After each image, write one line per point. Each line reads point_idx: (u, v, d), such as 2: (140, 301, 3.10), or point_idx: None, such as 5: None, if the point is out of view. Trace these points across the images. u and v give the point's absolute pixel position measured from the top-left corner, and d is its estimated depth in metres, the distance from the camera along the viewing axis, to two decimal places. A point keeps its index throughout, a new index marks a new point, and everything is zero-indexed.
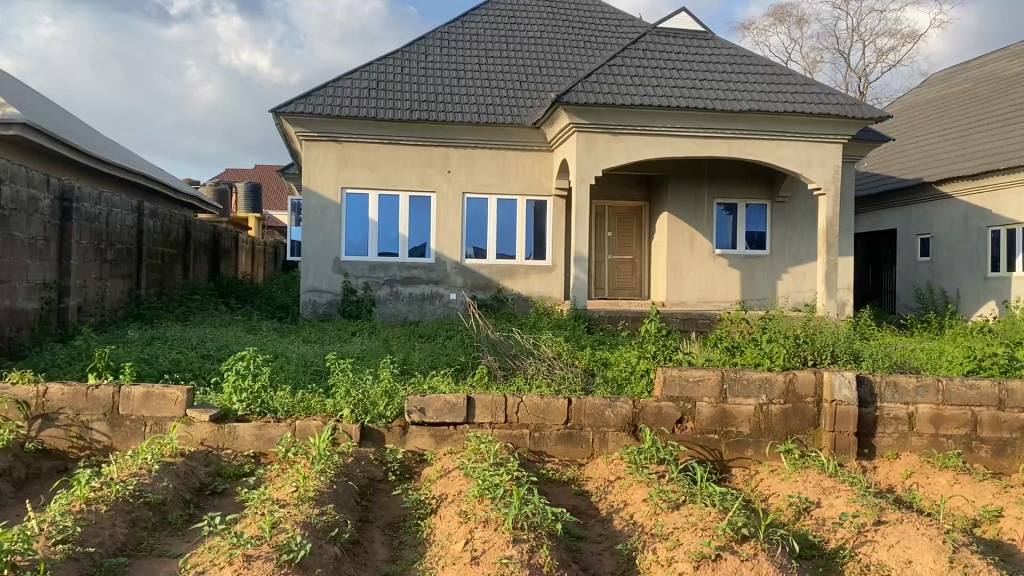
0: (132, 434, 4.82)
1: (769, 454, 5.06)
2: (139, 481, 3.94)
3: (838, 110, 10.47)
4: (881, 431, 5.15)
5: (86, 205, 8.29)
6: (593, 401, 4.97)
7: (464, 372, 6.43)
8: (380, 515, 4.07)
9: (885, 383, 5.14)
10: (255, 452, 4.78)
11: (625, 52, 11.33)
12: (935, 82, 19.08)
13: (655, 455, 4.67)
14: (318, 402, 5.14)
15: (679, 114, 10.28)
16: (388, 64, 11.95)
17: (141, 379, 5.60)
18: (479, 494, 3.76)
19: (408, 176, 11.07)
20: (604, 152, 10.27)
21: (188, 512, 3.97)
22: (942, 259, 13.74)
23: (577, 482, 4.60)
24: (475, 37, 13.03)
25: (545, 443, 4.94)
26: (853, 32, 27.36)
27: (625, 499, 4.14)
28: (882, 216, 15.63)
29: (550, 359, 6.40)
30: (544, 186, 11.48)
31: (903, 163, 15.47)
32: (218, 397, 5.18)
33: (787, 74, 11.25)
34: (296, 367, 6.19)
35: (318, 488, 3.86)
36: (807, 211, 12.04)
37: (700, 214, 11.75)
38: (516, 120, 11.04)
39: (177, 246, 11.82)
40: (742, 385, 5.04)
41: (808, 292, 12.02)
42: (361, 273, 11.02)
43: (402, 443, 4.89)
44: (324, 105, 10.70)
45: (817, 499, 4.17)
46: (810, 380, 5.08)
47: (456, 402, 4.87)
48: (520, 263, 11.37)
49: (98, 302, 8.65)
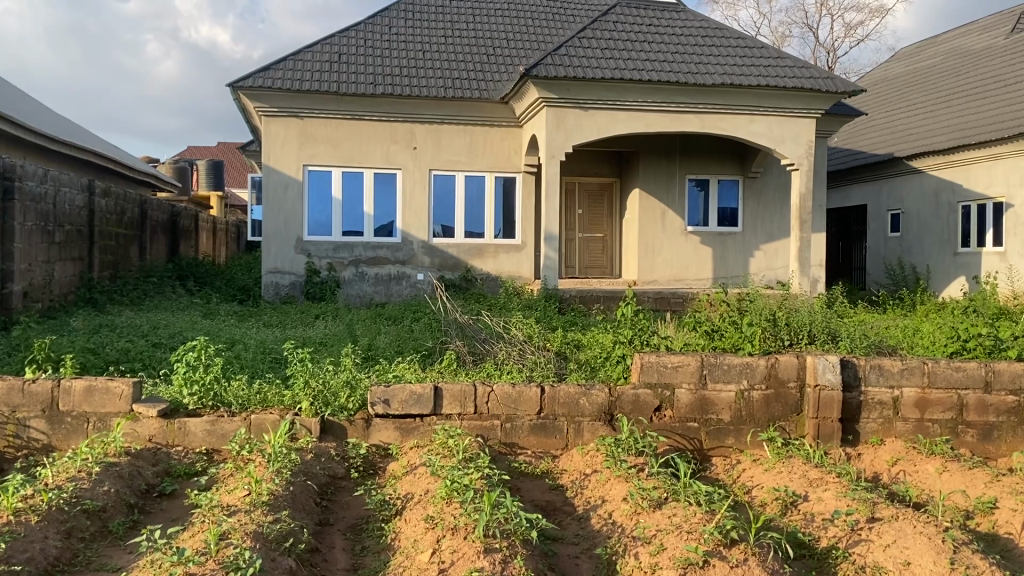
0: (74, 431, 4.48)
1: (751, 442, 4.85)
2: (77, 487, 3.62)
3: (812, 83, 10.26)
4: (865, 417, 4.96)
5: (30, 184, 7.84)
6: (568, 388, 4.71)
7: (431, 358, 6.15)
8: (340, 517, 3.79)
9: (869, 366, 4.95)
10: (208, 449, 4.47)
11: (595, 24, 11.01)
12: (902, 57, 19.03)
13: (632, 446, 4.41)
14: (275, 394, 4.84)
15: (651, 88, 10.01)
16: (350, 37, 11.51)
17: (85, 371, 5.24)
18: (447, 496, 3.48)
19: (372, 152, 10.70)
20: (575, 128, 9.97)
21: (132, 518, 3.65)
22: (913, 234, 13.65)
23: (551, 475, 4.37)
24: (440, 8, 12.62)
25: (516, 433, 4.68)
26: (822, 5, 27.12)
27: (602, 495, 3.90)
28: (851, 191, 15.52)
29: (521, 344, 6.17)
30: (513, 163, 11.17)
31: (873, 137, 15.38)
32: (168, 390, 4.85)
33: (759, 47, 11.01)
34: (253, 354, 5.88)
35: (272, 491, 3.57)
36: (779, 187, 11.85)
37: (672, 191, 11.51)
38: (484, 94, 10.70)
39: (133, 227, 11.37)
40: (722, 370, 4.82)
41: (780, 270, 11.89)
42: (325, 253, 10.66)
43: (366, 437, 4.61)
44: (283, 79, 10.28)
45: (804, 492, 3.96)
46: (792, 364, 4.86)
47: (423, 393, 4.60)
48: (489, 242, 11.07)
49: (45, 287, 8.22)
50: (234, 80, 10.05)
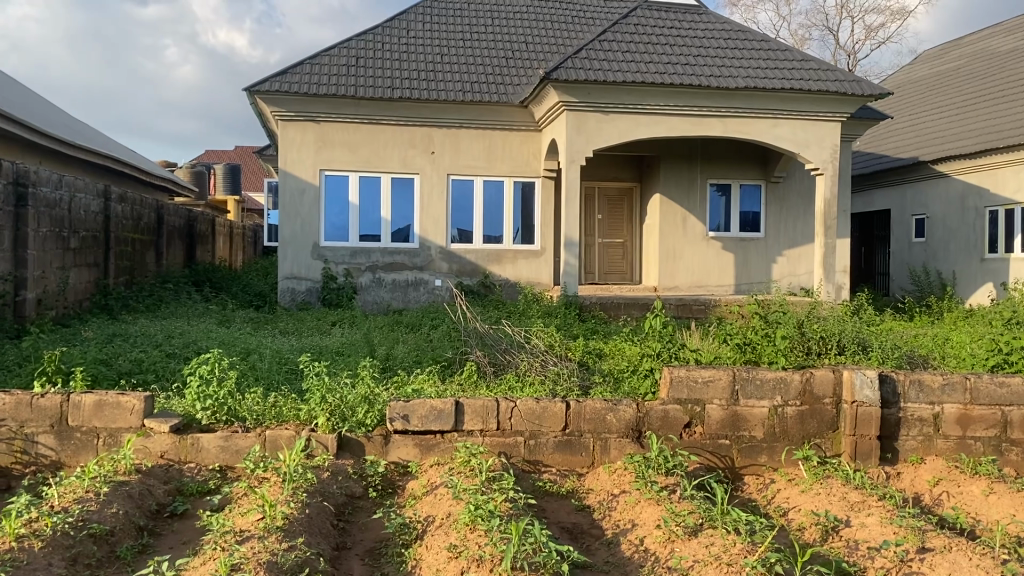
0: (83, 448, 4.34)
1: (785, 460, 4.65)
2: (84, 509, 3.46)
3: (837, 86, 10.03)
4: (904, 434, 4.74)
5: (44, 190, 7.74)
6: (594, 404, 4.53)
7: (451, 369, 5.98)
8: (358, 540, 3.63)
9: (909, 382, 4.75)
10: (221, 466, 4.32)
11: (615, 26, 10.83)
12: (926, 59, 18.71)
13: (662, 466, 4.21)
14: (291, 409, 4.69)
15: (673, 91, 9.81)
16: (367, 40, 11.39)
17: (96, 384, 5.11)
18: (471, 521, 3.32)
19: (389, 157, 10.56)
20: (595, 132, 9.79)
21: (141, 542, 3.50)
22: (939, 239, 13.37)
23: (577, 495, 4.18)
24: (458, 11, 12.48)
25: (540, 451, 4.50)
26: (842, 7, 26.73)
27: (632, 519, 3.71)
28: (875, 195, 15.25)
29: (543, 354, 6.00)
30: (532, 167, 10.98)
31: (898, 141, 15.09)
32: (181, 404, 4.72)
33: (783, 49, 10.79)
34: (269, 365, 5.74)
35: (287, 514, 3.40)
36: (803, 192, 11.63)
37: (694, 195, 11.31)
38: (503, 98, 10.54)
39: (149, 233, 11.28)
40: (756, 386, 4.62)
41: (803, 276, 11.65)
42: (342, 259, 10.53)
43: (384, 454, 4.44)
44: (300, 83, 10.16)
45: (846, 516, 3.75)
46: (828, 379, 4.67)
47: (443, 408, 4.43)
48: (507, 248, 10.90)
49: (60, 294, 8.12)
50: (250, 84, 9.94)
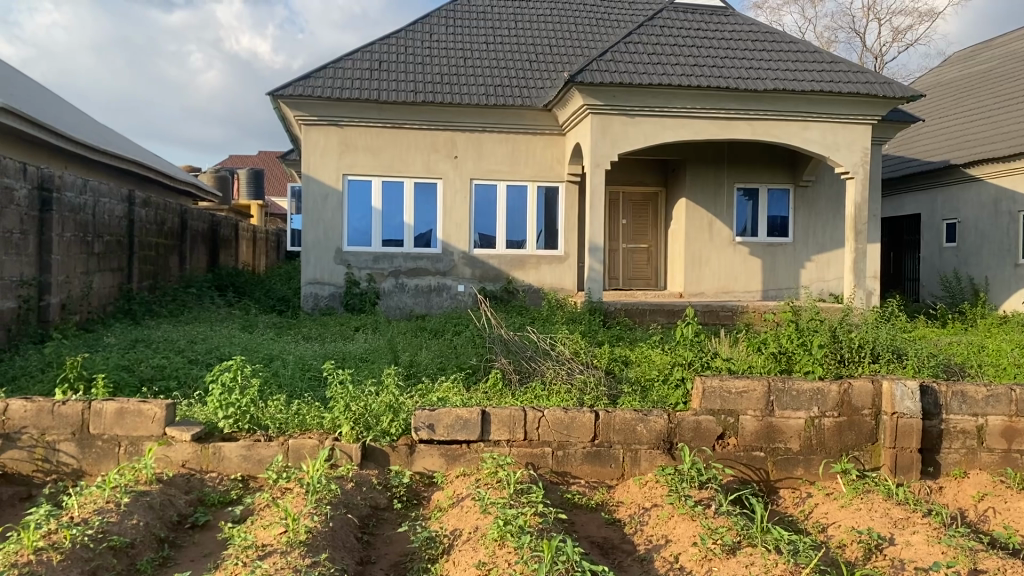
0: (104, 456, 4.27)
1: (823, 474, 4.51)
2: (104, 520, 3.37)
3: (869, 88, 9.83)
4: (946, 447, 4.58)
5: (68, 194, 7.72)
6: (624, 414, 4.40)
7: (476, 377, 5.87)
8: (382, 554, 3.52)
9: (951, 393, 4.58)
10: (243, 476, 4.23)
11: (640, 28, 10.70)
12: (956, 61, 18.41)
13: (695, 480, 4.07)
14: (315, 417, 4.59)
15: (700, 94, 9.65)
16: (391, 44, 11.33)
17: (118, 391, 5.06)
18: (500, 537, 3.21)
19: (413, 161, 10.48)
20: (620, 135, 9.66)
21: (161, 554, 3.41)
22: (971, 244, 13.10)
23: (607, 508, 4.05)
24: (482, 15, 12.40)
25: (569, 462, 4.38)
26: (868, 9, 26.40)
27: (666, 534, 3.58)
28: (904, 200, 14.98)
29: (569, 361, 5.88)
30: (556, 172, 10.86)
31: (928, 144, 14.84)
32: (202, 412, 4.65)
33: (812, 51, 10.60)
34: (291, 372, 5.66)
35: (311, 528, 3.30)
36: (832, 196, 11.42)
37: (720, 200, 11.14)
38: (527, 102, 10.43)
39: (173, 237, 11.27)
40: (791, 397, 4.48)
41: (833, 281, 11.43)
42: (365, 264, 10.46)
43: (409, 464, 4.34)
44: (324, 87, 10.12)
45: (890, 534, 3.61)
46: (867, 390, 4.51)
47: (469, 417, 4.32)
48: (531, 253, 10.78)
49: (84, 299, 8.10)
50: (274, 88, 9.90)
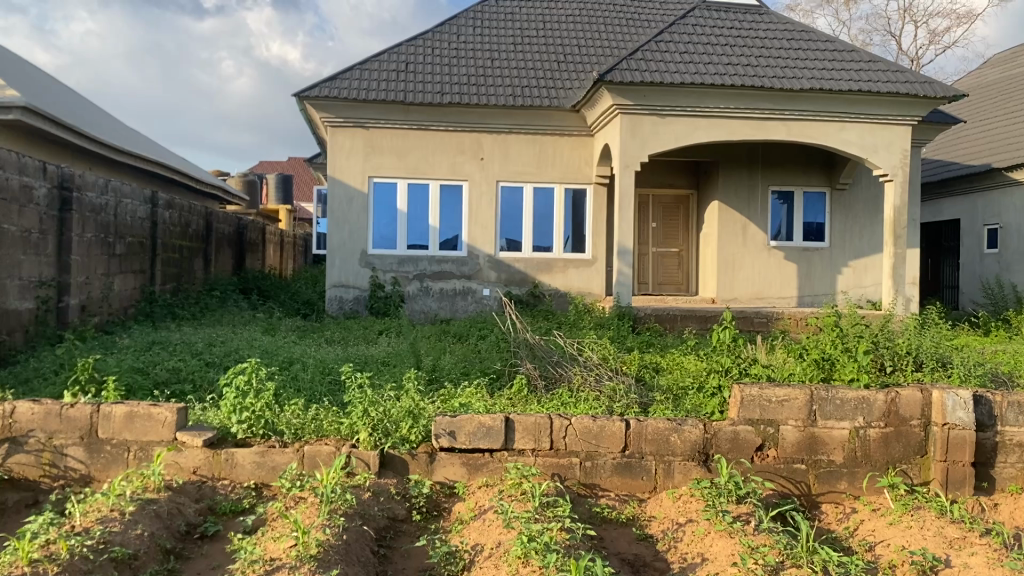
0: (113, 461, 4.11)
1: (867, 488, 4.23)
2: (106, 530, 3.20)
3: (908, 87, 9.50)
4: (1001, 461, 4.29)
5: (90, 195, 7.61)
6: (656, 423, 4.17)
7: (500, 382, 5.65)
8: (400, 569, 3.31)
9: (1007, 403, 4.30)
10: (256, 484, 4.04)
11: (671, 28, 10.46)
12: (998, 63, 17.94)
13: (734, 493, 3.82)
14: (332, 423, 4.39)
15: (733, 93, 9.38)
16: (418, 45, 11.17)
17: (130, 395, 4.91)
18: (523, 555, 3.00)
19: (438, 162, 10.31)
20: (650, 136, 9.41)
21: (167, 567, 3.23)
22: (1012, 250, 12.67)
23: (638, 523, 3.81)
24: (510, 16, 12.21)
25: (597, 474, 4.14)
26: (907, 11, 25.83)
27: (702, 552, 3.34)
28: (943, 205, 14.56)
29: (597, 367, 5.65)
30: (583, 174, 10.62)
31: (968, 147, 14.43)
32: (216, 417, 4.47)
33: (849, 51, 10.30)
34: (311, 376, 5.49)
35: (324, 541, 3.09)
36: (869, 200, 11.09)
37: (754, 203, 10.84)
38: (554, 102, 10.21)
39: (198, 239, 11.17)
40: (835, 406, 4.21)
41: (870, 288, 11.10)
42: (390, 267, 10.30)
43: (429, 473, 4.11)
44: (349, 88, 9.97)
45: (945, 556, 3.35)
46: (916, 400, 4.23)
47: (493, 424, 4.11)
48: (558, 257, 10.55)
49: (104, 301, 8.00)
50: (300, 89, 9.79)
